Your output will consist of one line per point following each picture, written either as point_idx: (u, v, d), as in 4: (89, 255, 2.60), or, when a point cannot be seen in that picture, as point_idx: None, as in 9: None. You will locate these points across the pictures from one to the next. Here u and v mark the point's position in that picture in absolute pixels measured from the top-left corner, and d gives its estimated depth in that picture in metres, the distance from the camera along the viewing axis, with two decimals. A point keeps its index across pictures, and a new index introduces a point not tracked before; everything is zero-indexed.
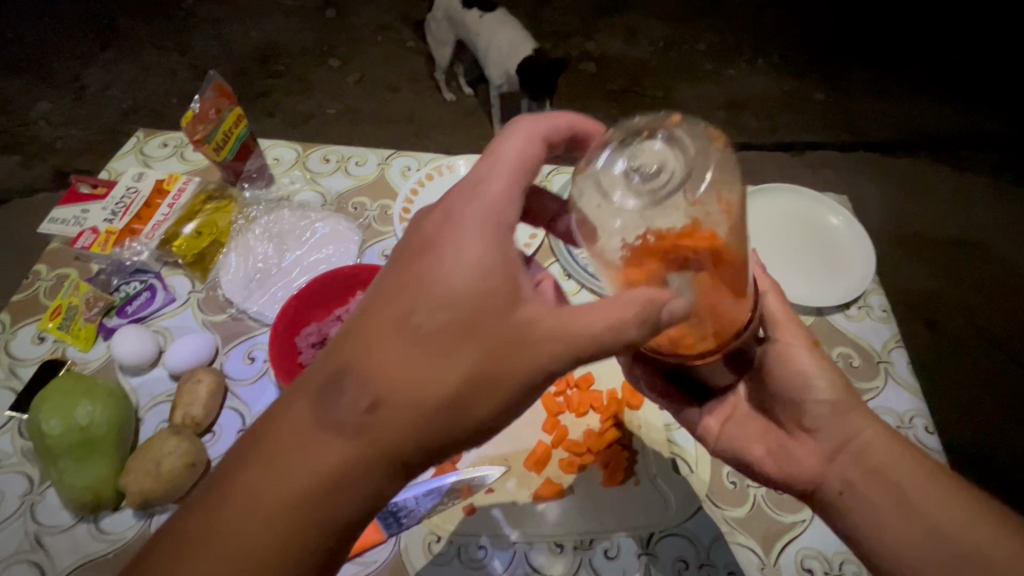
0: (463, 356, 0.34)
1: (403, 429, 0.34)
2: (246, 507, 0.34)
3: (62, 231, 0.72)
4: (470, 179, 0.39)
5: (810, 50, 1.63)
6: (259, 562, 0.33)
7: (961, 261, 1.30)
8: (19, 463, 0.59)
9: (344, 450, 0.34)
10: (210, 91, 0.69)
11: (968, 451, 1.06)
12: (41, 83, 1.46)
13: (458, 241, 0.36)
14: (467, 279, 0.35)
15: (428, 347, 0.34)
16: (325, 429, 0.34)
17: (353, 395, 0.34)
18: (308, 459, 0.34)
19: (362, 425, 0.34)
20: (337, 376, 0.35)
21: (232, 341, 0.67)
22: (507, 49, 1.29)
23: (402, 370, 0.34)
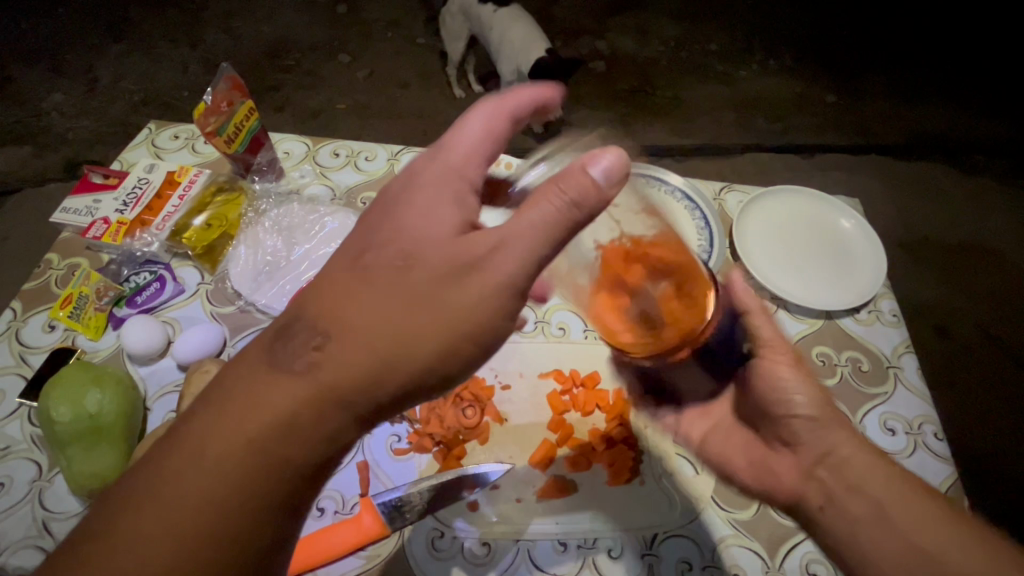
0: (415, 295, 0.35)
1: (354, 368, 0.34)
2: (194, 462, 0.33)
3: (73, 221, 0.72)
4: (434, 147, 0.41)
5: (823, 52, 1.61)
6: (203, 515, 0.33)
7: (972, 267, 1.29)
8: (28, 450, 0.60)
9: (292, 395, 0.34)
10: (222, 83, 0.70)
11: (975, 460, 1.05)
12: (54, 74, 1.48)
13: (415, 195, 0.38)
14: (423, 224, 0.36)
15: (380, 288, 0.35)
16: (272, 376, 0.34)
17: (303, 340, 0.35)
18: (256, 407, 0.34)
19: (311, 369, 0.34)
20: (290, 322, 0.35)
21: (240, 334, 0.68)
22: (518, 46, 1.29)
23: (355, 312, 0.34)
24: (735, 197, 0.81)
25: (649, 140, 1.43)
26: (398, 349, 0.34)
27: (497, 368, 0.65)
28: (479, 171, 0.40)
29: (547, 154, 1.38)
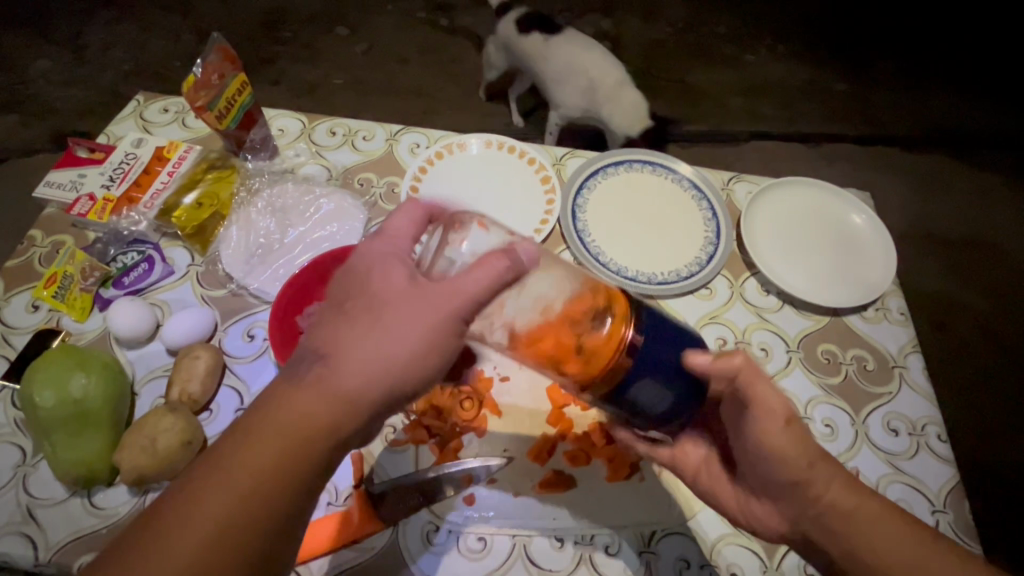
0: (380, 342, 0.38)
1: (346, 396, 0.37)
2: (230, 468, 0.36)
3: (57, 196, 0.69)
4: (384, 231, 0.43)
5: (832, 39, 1.57)
6: (285, 452, 0.36)
7: (976, 261, 1.27)
8: (11, 434, 0.57)
9: (320, 410, 0.37)
10: (213, 55, 0.66)
11: (969, 453, 1.06)
12: (39, 39, 1.41)
13: (379, 261, 0.40)
14: (387, 284, 0.39)
15: (366, 317, 0.38)
16: (300, 392, 0.37)
17: (313, 366, 0.38)
18: (275, 428, 0.37)
19: (329, 387, 0.37)
20: (312, 354, 0.39)
21: (232, 318, 0.65)
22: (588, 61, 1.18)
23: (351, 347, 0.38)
24: (743, 188, 0.79)
25: None
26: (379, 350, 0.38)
27: (496, 359, 0.64)
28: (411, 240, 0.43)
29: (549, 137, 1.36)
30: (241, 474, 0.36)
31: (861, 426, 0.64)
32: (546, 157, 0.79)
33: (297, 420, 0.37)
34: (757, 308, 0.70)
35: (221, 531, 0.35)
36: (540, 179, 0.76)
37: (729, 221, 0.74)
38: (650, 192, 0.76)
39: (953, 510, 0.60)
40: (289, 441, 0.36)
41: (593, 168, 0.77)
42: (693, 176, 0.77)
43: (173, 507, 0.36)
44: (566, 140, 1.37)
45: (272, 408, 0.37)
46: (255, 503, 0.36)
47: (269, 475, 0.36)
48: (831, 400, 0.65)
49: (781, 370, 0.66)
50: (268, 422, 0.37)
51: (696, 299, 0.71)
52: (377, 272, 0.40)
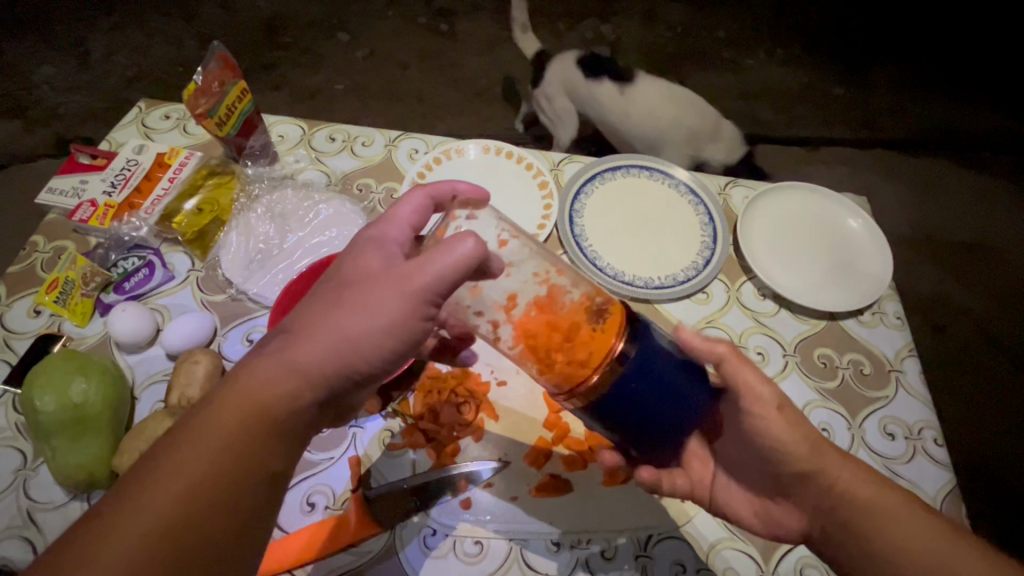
0: (342, 318, 0.41)
1: (310, 365, 0.40)
2: (195, 440, 0.37)
3: (59, 202, 0.70)
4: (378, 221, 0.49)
5: (831, 43, 1.58)
6: (247, 423, 0.38)
7: (976, 265, 1.28)
8: (12, 438, 0.58)
9: (280, 381, 0.39)
10: (215, 63, 0.67)
11: (969, 457, 1.06)
12: (42, 45, 1.42)
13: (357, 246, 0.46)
14: (358, 264, 0.44)
15: (330, 298, 0.42)
16: (260, 364, 0.40)
17: (277, 339, 0.42)
18: (236, 401, 0.38)
19: (290, 359, 0.40)
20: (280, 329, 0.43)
21: (231, 323, 0.66)
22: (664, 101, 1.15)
23: (314, 322, 0.41)
24: (739, 193, 0.79)
25: None
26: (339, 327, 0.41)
27: (493, 364, 0.64)
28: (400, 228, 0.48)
29: (548, 141, 1.37)
30: (203, 446, 0.37)
31: (857, 430, 0.64)
32: (543, 162, 0.79)
33: (259, 393, 0.39)
34: (753, 313, 0.71)
35: (181, 500, 0.36)
36: (537, 184, 0.76)
37: (726, 226, 0.74)
38: (646, 197, 0.76)
39: (949, 514, 0.60)
40: (251, 412, 0.38)
41: (590, 173, 0.77)
42: (690, 181, 0.77)
43: (135, 479, 0.37)
44: None
45: (234, 382, 0.39)
46: (215, 472, 0.37)
47: (231, 445, 0.38)
48: (828, 404, 0.65)
49: (777, 375, 0.66)
50: (226, 395, 0.39)
51: (693, 304, 0.71)
52: (353, 256, 0.45)
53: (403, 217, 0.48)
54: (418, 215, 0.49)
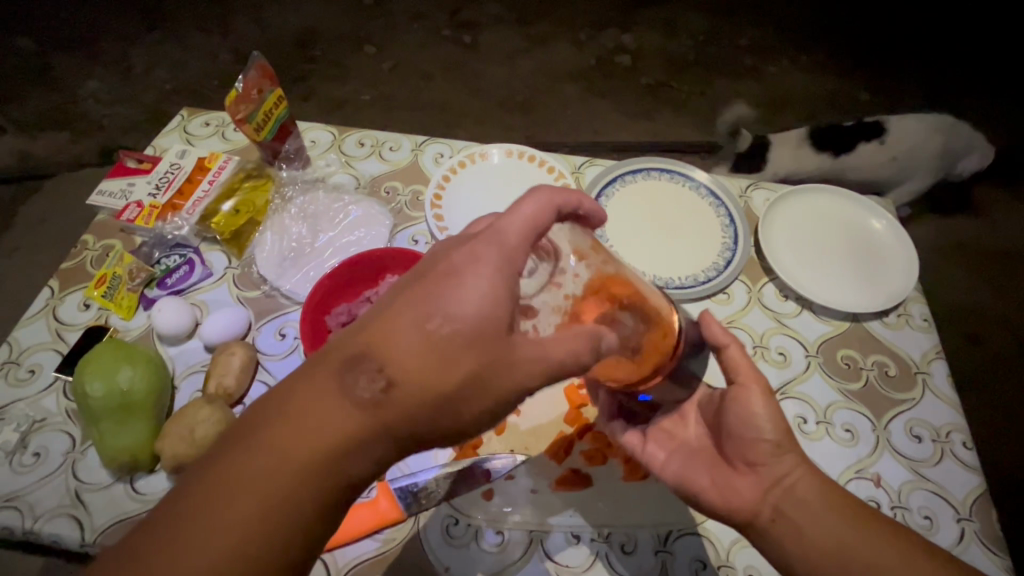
0: (453, 379, 0.37)
1: (410, 415, 0.37)
2: (259, 460, 0.36)
3: (109, 204, 0.74)
4: (493, 225, 0.40)
5: (856, 49, 1.56)
6: (315, 457, 0.36)
7: (1012, 273, 1.24)
8: (63, 422, 0.62)
9: (361, 425, 0.37)
10: (253, 71, 0.70)
11: (1004, 470, 1.04)
12: (89, 61, 1.51)
13: (479, 266, 0.38)
14: (476, 300, 0.37)
15: (439, 349, 0.37)
16: (343, 403, 0.37)
17: (369, 376, 0.37)
18: (313, 429, 0.36)
19: (377, 405, 0.37)
20: (359, 357, 0.37)
21: (265, 317, 0.69)
22: (933, 157, 1.16)
23: (414, 370, 0.37)
24: (760, 195, 0.79)
25: (673, 136, 1.43)
26: (440, 389, 0.37)
27: None
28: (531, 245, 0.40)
29: (569, 148, 1.39)
30: (269, 465, 0.36)
31: (882, 432, 0.63)
32: (565, 165, 0.81)
33: (334, 428, 0.36)
34: (775, 313, 0.71)
35: (248, 533, 0.35)
36: (559, 187, 0.78)
37: (746, 227, 0.75)
38: (665, 199, 0.78)
39: (979, 519, 0.59)
40: (323, 448, 0.36)
41: (611, 175, 0.78)
42: (710, 183, 0.78)
43: (199, 492, 0.36)
44: (587, 152, 1.40)
45: (308, 409, 0.37)
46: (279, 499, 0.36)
47: (296, 475, 0.36)
48: (852, 405, 0.65)
49: (799, 375, 0.66)
50: (299, 424, 0.36)
51: (713, 304, 0.71)
52: (461, 283, 0.38)
53: (523, 233, 0.39)
54: (541, 224, 0.40)
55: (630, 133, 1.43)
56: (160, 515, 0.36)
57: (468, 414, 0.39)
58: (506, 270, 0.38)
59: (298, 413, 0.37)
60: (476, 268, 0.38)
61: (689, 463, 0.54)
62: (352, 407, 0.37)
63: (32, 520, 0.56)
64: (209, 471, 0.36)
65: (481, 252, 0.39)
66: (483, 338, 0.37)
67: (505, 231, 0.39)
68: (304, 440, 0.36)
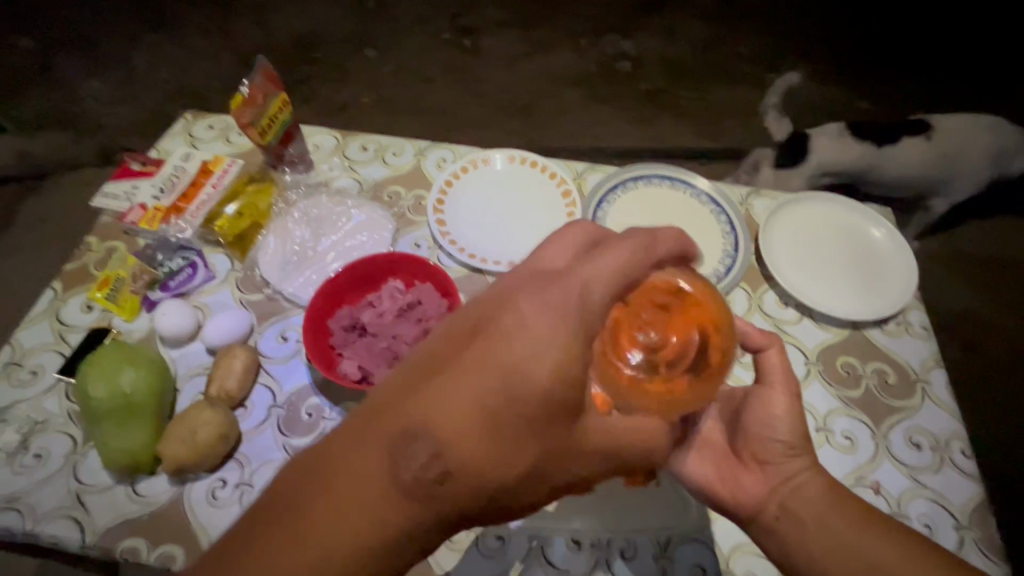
0: (506, 449, 0.37)
1: (467, 490, 0.37)
2: (312, 533, 0.36)
3: (113, 206, 0.74)
4: (529, 274, 0.43)
5: (855, 58, 1.58)
6: (370, 531, 0.36)
7: (1009, 282, 1.25)
8: (64, 424, 0.62)
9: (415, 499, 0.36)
10: (259, 76, 0.71)
11: (1003, 479, 1.04)
12: (91, 62, 1.51)
13: (517, 322, 0.39)
14: (522, 360, 0.38)
15: (491, 417, 0.37)
16: (398, 477, 0.36)
17: (422, 449, 0.37)
18: (367, 505, 0.36)
19: (432, 482, 0.36)
20: (412, 432, 0.37)
21: (267, 320, 0.69)
22: (979, 151, 1.18)
23: (464, 438, 0.37)
24: (761, 203, 0.80)
25: (672, 142, 1.43)
26: (492, 462, 0.37)
27: None
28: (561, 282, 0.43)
29: (570, 153, 1.40)
30: (322, 539, 0.35)
31: (882, 440, 0.63)
32: (567, 171, 0.82)
33: (389, 504, 0.36)
34: (776, 320, 0.71)
35: None
36: (561, 193, 0.79)
37: (747, 235, 0.75)
38: (666, 205, 0.78)
39: (978, 527, 0.59)
40: (378, 524, 0.36)
41: (614, 181, 0.79)
42: (711, 190, 0.78)
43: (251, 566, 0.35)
44: (586, 157, 1.40)
45: (361, 481, 0.36)
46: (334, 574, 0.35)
47: (351, 551, 0.35)
48: (851, 413, 0.65)
49: (800, 382, 0.67)
50: (351, 498, 0.36)
51: None
52: (507, 340, 0.39)
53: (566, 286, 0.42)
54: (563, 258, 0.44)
55: (630, 139, 1.44)
56: (224, 575, 0.35)
57: (543, 484, 0.39)
58: (575, 332, 0.39)
59: (349, 486, 0.36)
60: (514, 324, 0.40)
61: (700, 460, 0.54)
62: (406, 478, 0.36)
63: (33, 522, 0.56)
64: (259, 542, 0.36)
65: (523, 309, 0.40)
66: (528, 403, 0.37)
67: (573, 289, 0.40)
68: (357, 517, 0.36)
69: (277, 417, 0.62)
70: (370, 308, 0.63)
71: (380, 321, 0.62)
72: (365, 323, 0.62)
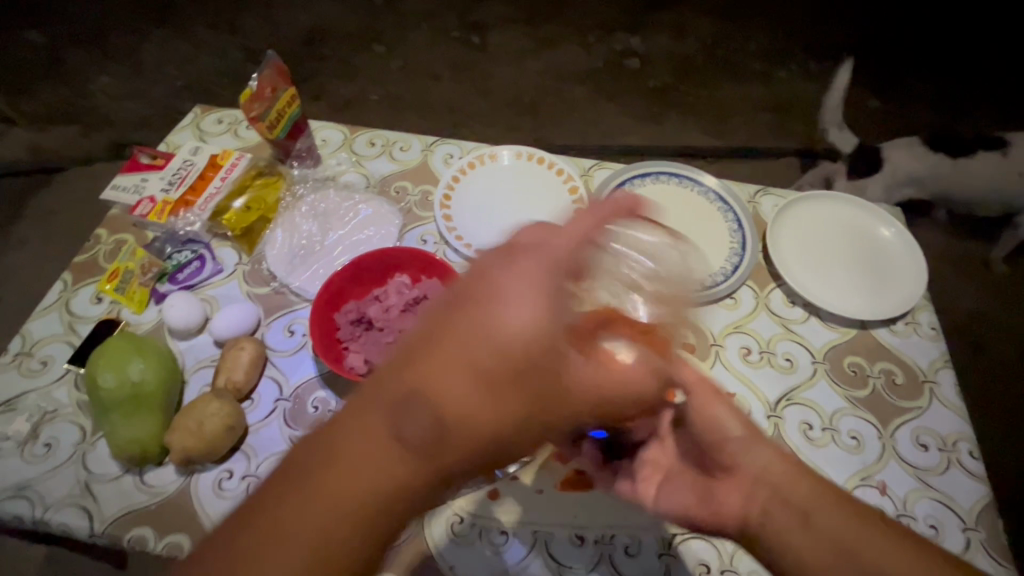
0: (509, 403, 0.36)
1: (471, 443, 0.36)
2: (317, 501, 0.35)
3: (122, 198, 0.75)
4: (527, 243, 0.41)
5: (865, 56, 1.56)
6: (375, 493, 0.35)
7: (1018, 284, 1.23)
8: (73, 413, 0.62)
9: (419, 461, 0.36)
10: (268, 70, 0.71)
11: (1011, 483, 1.02)
12: (101, 56, 1.52)
13: (515, 288, 0.38)
14: (520, 322, 0.37)
15: (489, 376, 0.36)
16: (398, 436, 0.36)
17: (422, 411, 0.36)
18: (368, 468, 0.35)
19: (435, 439, 0.35)
20: (411, 394, 0.36)
21: (274, 313, 0.70)
22: None
23: (463, 397, 0.36)
24: (769, 201, 0.79)
25: (679, 140, 1.43)
26: (497, 418, 0.37)
27: None
28: (575, 256, 0.40)
29: (576, 151, 1.40)
30: (326, 506, 0.35)
31: (888, 439, 0.63)
32: (574, 168, 0.81)
33: (389, 465, 0.35)
34: (782, 319, 0.71)
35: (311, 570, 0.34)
36: (568, 189, 0.79)
37: (754, 234, 0.75)
38: (673, 203, 0.78)
39: (984, 529, 0.58)
40: (380, 485, 0.35)
41: (621, 178, 0.79)
42: (719, 188, 0.78)
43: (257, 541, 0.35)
44: (592, 154, 1.40)
45: (357, 445, 0.36)
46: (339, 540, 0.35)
47: (357, 515, 0.35)
48: (858, 412, 0.65)
49: (805, 381, 0.66)
50: (349, 466, 0.35)
51: (721, 309, 0.71)
52: (504, 305, 0.37)
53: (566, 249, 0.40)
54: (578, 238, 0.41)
55: (637, 137, 1.43)
56: (237, 554, 0.35)
57: (532, 434, 0.38)
58: (552, 291, 0.38)
59: (346, 450, 0.36)
60: (513, 290, 0.38)
61: None
62: (406, 442, 0.35)
63: (42, 510, 0.57)
64: (266, 514, 0.36)
65: (518, 275, 0.39)
66: (532, 364, 0.37)
67: (557, 253, 0.40)
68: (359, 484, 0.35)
69: (283, 410, 0.63)
70: (377, 304, 0.63)
71: (385, 316, 0.62)
72: (371, 318, 0.62)
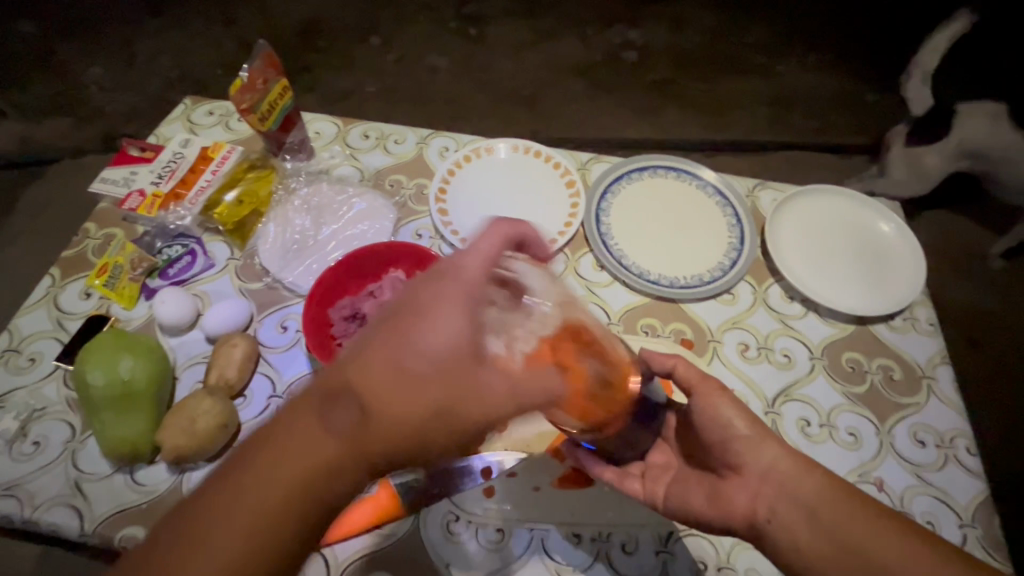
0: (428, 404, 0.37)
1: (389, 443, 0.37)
2: (238, 496, 0.36)
3: (111, 191, 0.74)
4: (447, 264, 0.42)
5: (863, 50, 1.55)
6: (292, 489, 0.36)
7: (1014, 279, 1.24)
8: (63, 411, 0.61)
9: (332, 455, 0.36)
10: (259, 61, 0.69)
11: (1003, 476, 1.03)
12: (90, 47, 1.50)
13: (434, 303, 0.39)
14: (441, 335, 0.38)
15: (409, 381, 0.37)
16: (317, 436, 0.36)
17: (345, 409, 0.37)
18: (287, 465, 0.36)
19: (351, 438, 0.36)
20: (333, 394, 0.37)
21: (267, 309, 0.69)
22: None
23: (386, 403, 0.37)
24: (768, 195, 0.79)
25: (678, 134, 1.41)
26: (414, 422, 0.37)
27: None
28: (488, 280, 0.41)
29: (574, 144, 1.38)
30: (247, 501, 0.36)
31: (886, 436, 0.63)
32: (571, 161, 0.80)
33: (307, 461, 0.36)
34: (780, 315, 0.70)
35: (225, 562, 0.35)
36: (565, 183, 0.78)
37: (753, 228, 0.74)
38: (670, 197, 0.77)
39: (981, 525, 0.58)
40: (299, 479, 0.36)
41: (618, 172, 0.78)
42: (718, 182, 0.77)
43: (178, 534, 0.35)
44: (590, 147, 1.39)
45: (280, 445, 0.36)
46: (253, 533, 0.35)
47: (272, 510, 0.36)
48: (855, 408, 0.64)
49: (803, 377, 0.66)
50: (268, 463, 0.36)
51: (719, 305, 0.71)
52: (428, 318, 0.38)
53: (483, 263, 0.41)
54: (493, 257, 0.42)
55: (635, 130, 1.42)
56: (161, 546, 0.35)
57: (446, 423, 0.38)
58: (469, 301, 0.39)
59: (273, 449, 0.36)
60: (434, 304, 0.39)
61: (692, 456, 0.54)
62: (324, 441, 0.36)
63: (32, 509, 0.56)
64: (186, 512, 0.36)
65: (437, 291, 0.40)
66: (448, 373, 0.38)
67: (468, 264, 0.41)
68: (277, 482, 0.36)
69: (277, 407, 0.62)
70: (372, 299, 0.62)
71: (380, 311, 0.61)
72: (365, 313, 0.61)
